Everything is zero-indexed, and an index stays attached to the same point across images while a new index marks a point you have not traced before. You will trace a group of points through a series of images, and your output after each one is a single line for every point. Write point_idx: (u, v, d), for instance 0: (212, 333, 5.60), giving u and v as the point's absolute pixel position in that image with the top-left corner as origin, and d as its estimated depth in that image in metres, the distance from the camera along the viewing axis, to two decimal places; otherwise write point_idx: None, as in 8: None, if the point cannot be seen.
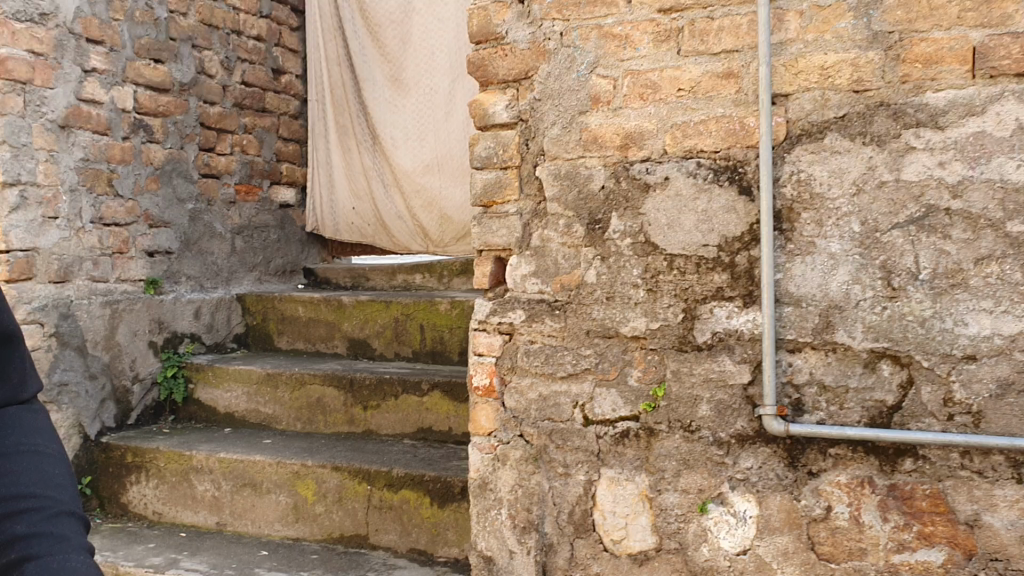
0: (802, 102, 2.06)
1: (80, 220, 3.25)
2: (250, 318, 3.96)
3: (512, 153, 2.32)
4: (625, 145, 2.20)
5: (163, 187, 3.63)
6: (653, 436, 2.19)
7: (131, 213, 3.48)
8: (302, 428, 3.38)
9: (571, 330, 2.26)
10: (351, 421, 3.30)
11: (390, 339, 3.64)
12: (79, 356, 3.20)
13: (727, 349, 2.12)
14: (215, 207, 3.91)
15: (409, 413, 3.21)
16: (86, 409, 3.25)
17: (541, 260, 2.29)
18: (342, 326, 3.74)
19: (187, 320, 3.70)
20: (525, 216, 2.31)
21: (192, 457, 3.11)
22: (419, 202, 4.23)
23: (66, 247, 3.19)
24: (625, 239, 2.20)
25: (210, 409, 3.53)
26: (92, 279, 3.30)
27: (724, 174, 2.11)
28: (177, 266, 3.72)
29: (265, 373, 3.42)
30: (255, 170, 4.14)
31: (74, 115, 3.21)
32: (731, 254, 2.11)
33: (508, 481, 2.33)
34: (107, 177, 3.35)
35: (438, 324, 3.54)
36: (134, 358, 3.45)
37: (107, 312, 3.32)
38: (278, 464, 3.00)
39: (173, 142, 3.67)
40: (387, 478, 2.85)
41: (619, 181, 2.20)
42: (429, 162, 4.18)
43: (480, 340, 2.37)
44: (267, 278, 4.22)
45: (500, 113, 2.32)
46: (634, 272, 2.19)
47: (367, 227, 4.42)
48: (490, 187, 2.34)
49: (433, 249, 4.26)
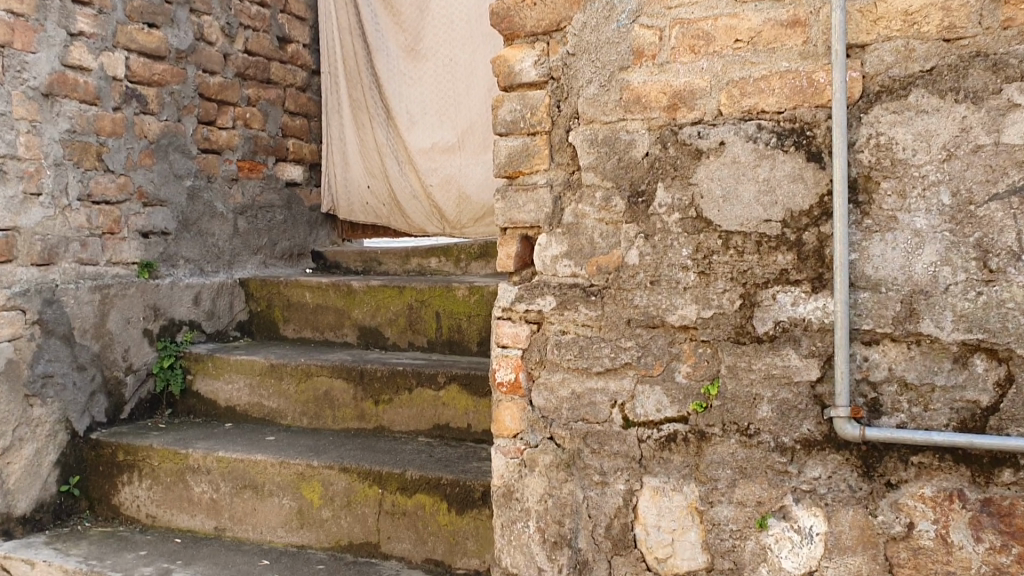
0: (881, 54, 1.75)
1: (67, 197, 2.99)
2: (254, 304, 3.69)
3: (541, 116, 2.03)
4: (672, 105, 1.91)
5: (158, 162, 3.36)
6: (704, 440, 1.91)
7: (123, 190, 3.21)
8: (308, 424, 3.11)
9: (609, 318, 1.97)
10: (361, 416, 3.03)
11: (403, 327, 3.37)
12: (65, 345, 2.94)
13: (792, 342, 1.83)
14: (215, 185, 3.64)
15: (423, 408, 2.94)
16: (74, 403, 2.98)
17: (574, 238, 2.00)
18: (352, 313, 3.47)
19: (186, 306, 3.44)
20: (556, 188, 2.02)
21: (188, 456, 2.86)
22: (436, 181, 3.95)
23: (51, 226, 2.93)
24: (673, 214, 1.91)
25: (210, 402, 3.27)
26: (80, 261, 3.03)
27: (788, 138, 1.82)
28: (174, 248, 3.45)
29: (269, 364, 3.16)
30: (259, 146, 3.86)
31: (58, 82, 2.94)
32: (797, 230, 1.82)
33: (537, 490, 2.05)
34: (96, 151, 3.08)
35: (455, 311, 3.26)
36: (127, 348, 3.19)
37: (97, 297, 3.06)
38: (281, 465, 2.73)
39: (169, 114, 3.40)
40: (400, 480, 2.58)
41: (665, 147, 1.92)
42: (448, 138, 3.90)
43: (504, 331, 2.10)
44: (272, 261, 3.95)
45: (529, 70, 2.04)
46: (683, 252, 1.90)
47: (381, 207, 4.15)
48: (517, 155, 2.06)
49: (450, 231, 3.99)
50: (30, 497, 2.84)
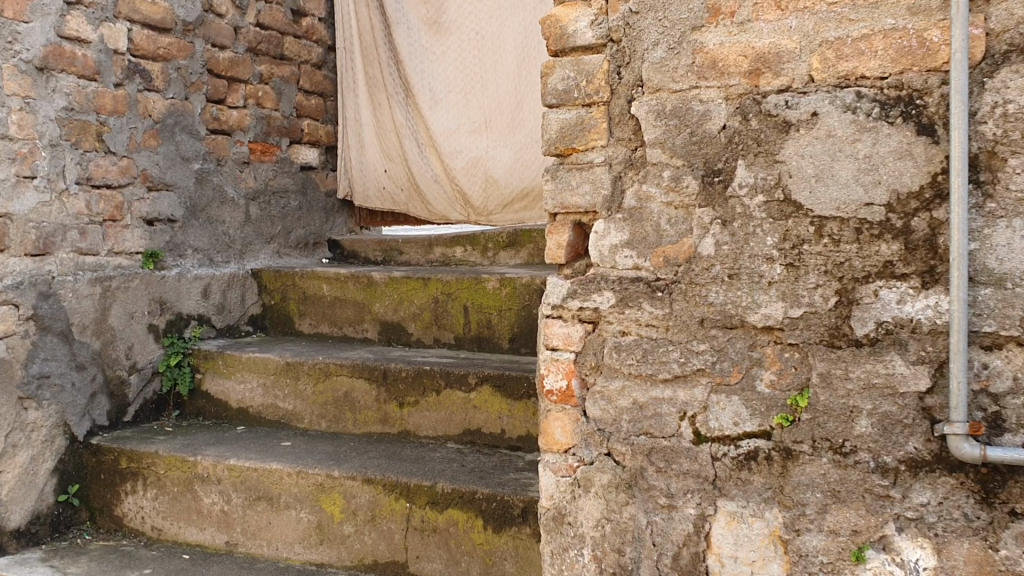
0: (1010, 7, 1.48)
1: (64, 181, 2.73)
2: (268, 297, 3.44)
3: (598, 84, 1.77)
4: (754, 69, 1.64)
5: (164, 143, 3.10)
6: (790, 459, 1.65)
7: (126, 173, 2.96)
8: (327, 428, 2.86)
9: (678, 318, 1.71)
10: (384, 420, 2.78)
11: (428, 322, 3.12)
12: (63, 343, 2.69)
13: (897, 346, 1.57)
14: (225, 168, 3.38)
15: (453, 412, 2.69)
16: (72, 405, 2.73)
17: (637, 225, 1.74)
18: (373, 307, 3.22)
19: (195, 299, 3.19)
20: (616, 167, 1.76)
21: (197, 464, 2.61)
22: (460, 164, 3.69)
23: (47, 213, 2.67)
24: (755, 197, 1.65)
25: (221, 404, 3.02)
26: (78, 251, 2.78)
27: (894, 108, 1.55)
28: (182, 236, 3.20)
29: (284, 362, 2.91)
30: (273, 127, 3.60)
31: (54, 55, 2.68)
32: (904, 216, 1.55)
33: (592, 512, 1.79)
34: (96, 131, 2.83)
35: (485, 305, 3.01)
36: (130, 345, 2.94)
37: (97, 290, 2.81)
38: (299, 475, 2.48)
39: (175, 92, 3.14)
40: (429, 494, 2.32)
41: (746, 119, 1.65)
42: (473, 118, 3.64)
43: (553, 332, 1.83)
44: (287, 251, 3.69)
45: (584, 32, 1.78)
46: (767, 241, 1.64)
47: (400, 192, 3.89)
48: (570, 129, 1.79)
49: (475, 217, 3.72)
50: (25, 509, 2.59)
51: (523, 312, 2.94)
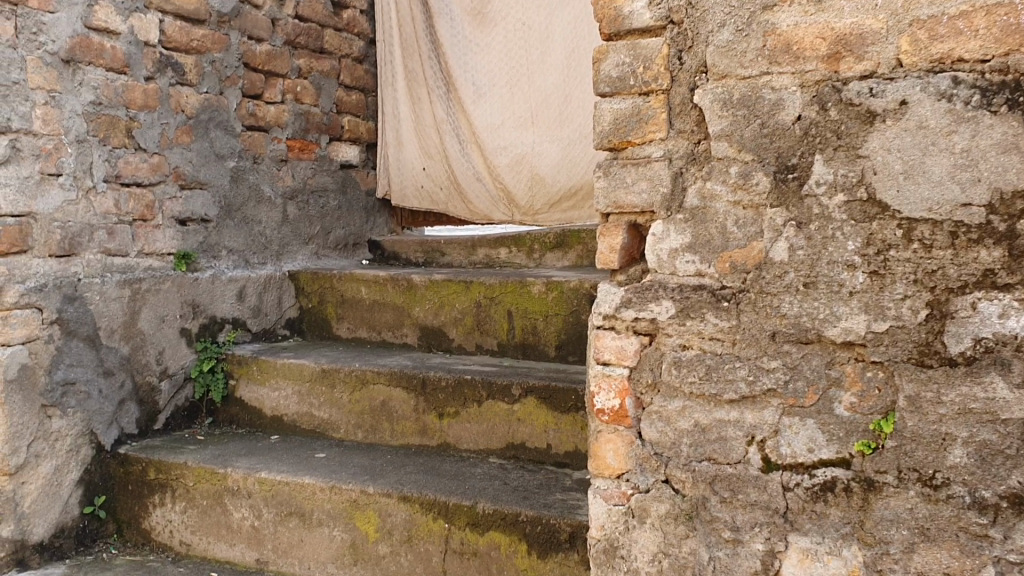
0: None
1: (91, 178, 2.62)
2: (305, 300, 3.31)
3: (657, 71, 1.60)
4: (832, 53, 1.46)
5: (198, 139, 2.98)
6: (872, 492, 1.46)
7: (157, 170, 2.84)
8: (364, 439, 2.71)
9: (746, 331, 1.53)
10: (423, 431, 2.63)
11: (470, 327, 2.97)
12: (89, 348, 2.58)
13: (998, 366, 1.37)
14: (262, 166, 3.26)
15: (495, 424, 2.53)
16: (99, 413, 2.62)
17: (700, 227, 1.56)
18: (413, 312, 3.07)
19: (229, 302, 3.07)
20: (676, 162, 1.58)
21: (226, 477, 2.47)
22: (505, 160, 3.53)
23: (73, 212, 2.56)
24: (834, 196, 1.46)
25: (254, 411, 2.89)
26: (106, 252, 2.67)
27: (996, 95, 1.35)
28: (216, 237, 3.08)
29: (319, 369, 2.77)
30: (311, 124, 3.48)
31: (81, 47, 2.57)
32: (1008, 218, 1.36)
33: (647, 545, 1.62)
34: (125, 126, 2.72)
35: (531, 310, 2.85)
36: (161, 350, 2.82)
37: (126, 293, 2.69)
38: (331, 491, 2.33)
39: (209, 86, 3.02)
40: (470, 515, 2.16)
41: (824, 109, 1.47)
42: (519, 112, 3.47)
43: (604, 345, 1.66)
44: (325, 252, 3.56)
45: (641, 13, 1.60)
46: (848, 246, 1.45)
47: (440, 191, 3.73)
48: (625, 120, 1.62)
49: (520, 217, 3.56)
50: (49, 521, 2.48)
51: (571, 318, 2.78)
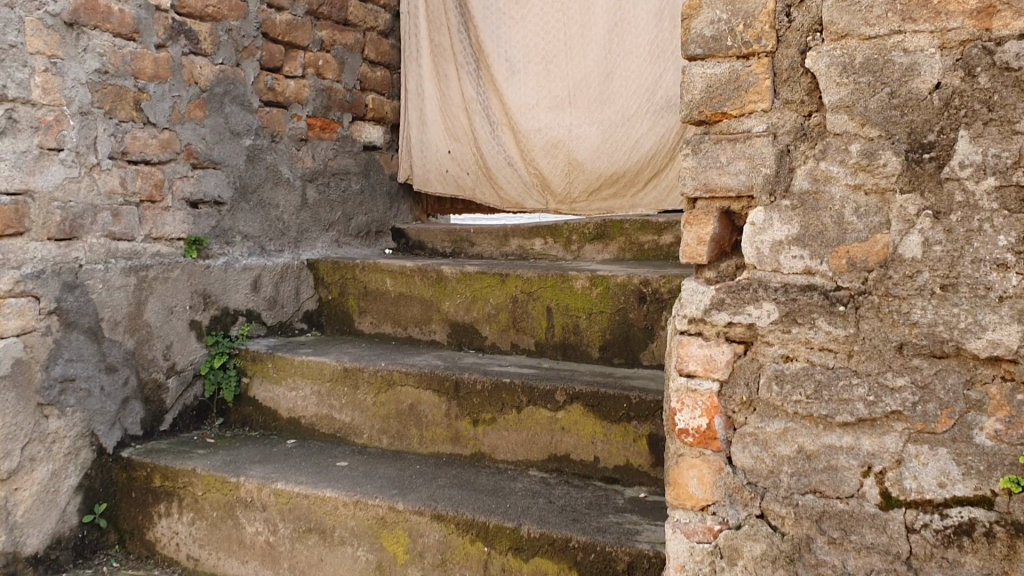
0: None
1: (95, 154, 2.38)
2: (325, 291, 3.07)
3: (760, 29, 1.34)
4: (983, 6, 1.20)
5: (211, 114, 2.74)
6: (1020, 538, 1.21)
7: (168, 147, 2.60)
8: (389, 445, 2.47)
9: (867, 341, 1.29)
10: (455, 439, 2.39)
11: (505, 325, 2.72)
12: (90, 342, 2.34)
13: None
14: (281, 145, 3.02)
15: (536, 434, 2.28)
16: (100, 413, 2.38)
17: (811, 215, 1.32)
18: (442, 306, 2.82)
19: (244, 292, 2.83)
20: (782, 138, 1.34)
21: (239, 486, 2.23)
22: (540, 144, 3.27)
23: (74, 191, 2.32)
24: (982, 181, 1.21)
25: (269, 413, 2.65)
26: (110, 236, 2.43)
27: None
28: (230, 221, 2.83)
29: (341, 368, 2.53)
30: (334, 101, 3.23)
31: (86, 8, 2.32)
32: None
33: None
34: (133, 98, 2.47)
35: (573, 307, 2.60)
36: (169, 344, 2.58)
37: (131, 282, 2.45)
38: (356, 506, 2.09)
39: (225, 57, 2.77)
40: (513, 538, 1.91)
41: (971, 75, 1.21)
42: (556, 92, 3.21)
43: (689, 354, 1.41)
44: (346, 240, 3.32)
45: None
46: (999, 241, 1.20)
47: (466, 176, 3.48)
48: (720, 88, 1.37)
49: (556, 206, 3.30)
50: (43, 532, 2.24)
51: (617, 317, 2.53)
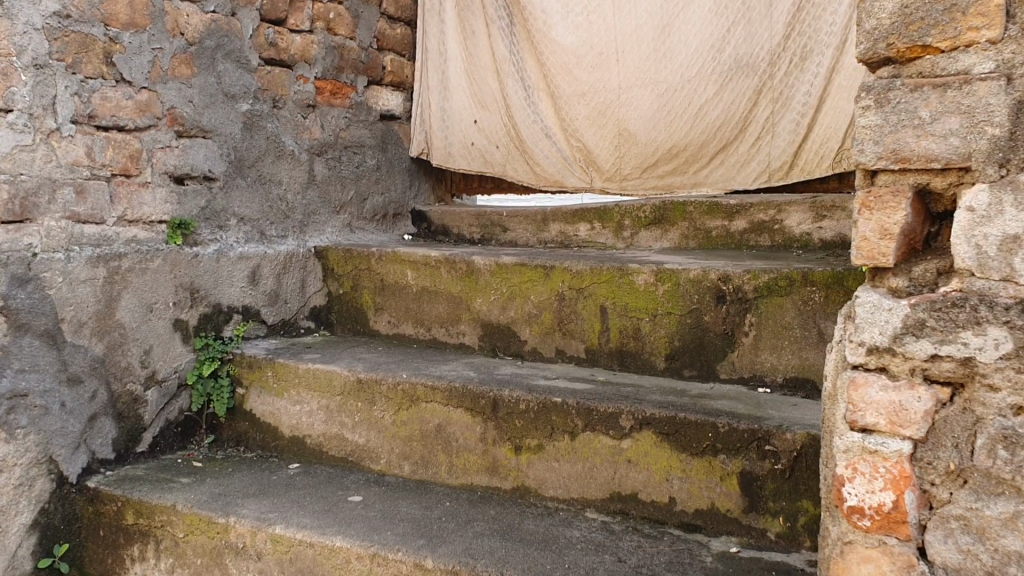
0: None
1: (54, 118, 1.94)
2: (334, 284, 2.64)
3: None
4: None
5: (201, 72, 2.30)
6: None
7: (147, 111, 2.16)
8: (411, 474, 2.04)
9: None
10: (493, 469, 1.95)
11: (549, 328, 2.27)
12: (48, 347, 1.91)
13: None
14: (284, 111, 2.57)
15: (596, 467, 1.85)
16: (61, 435, 1.95)
17: None
18: (473, 305, 2.39)
19: (241, 286, 2.39)
20: (1019, 83, 0.90)
21: (228, 529, 1.80)
22: (583, 110, 2.81)
23: (27, 162, 1.89)
24: None
25: (267, 430, 2.22)
26: (73, 218, 1.99)
27: None
28: (224, 201, 2.39)
29: (355, 380, 2.10)
30: (346, 61, 2.79)
31: None
32: None
33: None
34: (102, 48, 2.03)
35: (634, 308, 2.16)
36: (147, 348, 2.15)
37: (101, 273, 2.01)
38: (373, 560, 1.65)
39: (218, 4, 2.33)
40: None
41: None
42: (600, 48, 2.74)
43: (865, 400, 0.99)
44: (360, 224, 2.88)
45: None
46: None
47: (495, 150, 3.02)
48: (921, 8, 0.95)
49: (603, 183, 2.86)
50: None
51: (688, 320, 2.10)
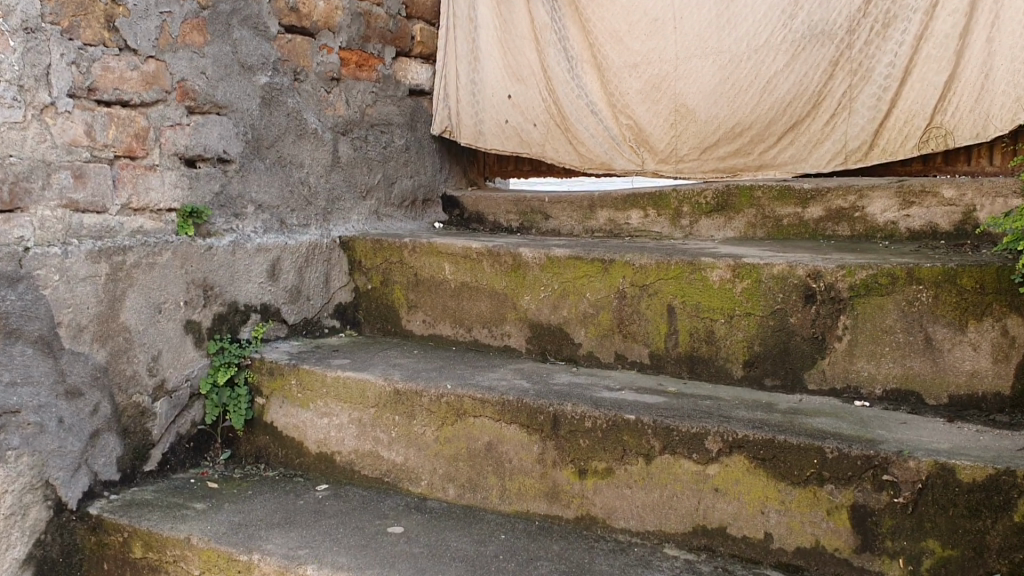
0: None
1: (49, 91, 1.68)
2: (362, 278, 2.38)
3: None
4: None
5: (216, 40, 2.03)
6: None
7: (154, 83, 1.90)
8: (457, 499, 1.79)
9: None
10: (553, 496, 1.70)
11: (609, 329, 2.02)
12: (42, 356, 1.66)
13: None
14: (305, 86, 2.31)
15: (676, 496, 1.60)
16: (58, 455, 1.69)
17: None
18: (520, 302, 2.13)
19: (259, 281, 2.14)
20: None
21: (252, 569, 1.55)
22: (634, 84, 2.54)
23: (17, 142, 1.63)
24: None
25: (291, 445, 1.97)
26: (70, 206, 1.74)
27: None
28: (239, 186, 2.13)
29: (392, 391, 1.85)
30: (372, 30, 2.53)
31: None
32: None
33: None
34: (102, 10, 1.77)
35: (706, 308, 1.90)
36: (156, 354, 1.90)
37: (103, 270, 1.76)
38: None
39: None
40: None
41: None
42: (654, 14, 2.47)
43: None
44: (388, 211, 2.63)
45: None
46: None
47: (532, 129, 2.75)
48: None
49: (656, 166, 2.60)
50: None
51: (771, 322, 1.84)
